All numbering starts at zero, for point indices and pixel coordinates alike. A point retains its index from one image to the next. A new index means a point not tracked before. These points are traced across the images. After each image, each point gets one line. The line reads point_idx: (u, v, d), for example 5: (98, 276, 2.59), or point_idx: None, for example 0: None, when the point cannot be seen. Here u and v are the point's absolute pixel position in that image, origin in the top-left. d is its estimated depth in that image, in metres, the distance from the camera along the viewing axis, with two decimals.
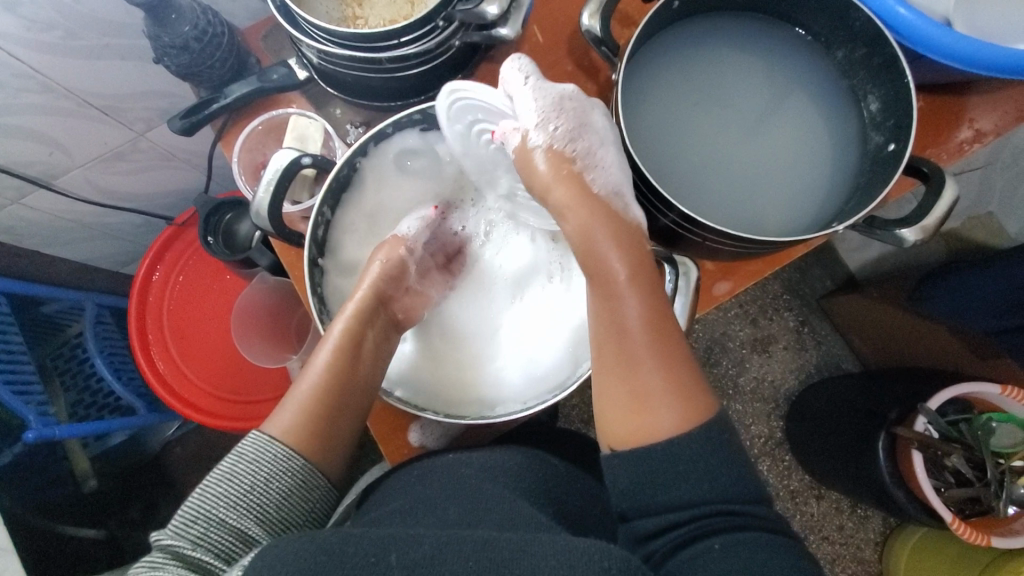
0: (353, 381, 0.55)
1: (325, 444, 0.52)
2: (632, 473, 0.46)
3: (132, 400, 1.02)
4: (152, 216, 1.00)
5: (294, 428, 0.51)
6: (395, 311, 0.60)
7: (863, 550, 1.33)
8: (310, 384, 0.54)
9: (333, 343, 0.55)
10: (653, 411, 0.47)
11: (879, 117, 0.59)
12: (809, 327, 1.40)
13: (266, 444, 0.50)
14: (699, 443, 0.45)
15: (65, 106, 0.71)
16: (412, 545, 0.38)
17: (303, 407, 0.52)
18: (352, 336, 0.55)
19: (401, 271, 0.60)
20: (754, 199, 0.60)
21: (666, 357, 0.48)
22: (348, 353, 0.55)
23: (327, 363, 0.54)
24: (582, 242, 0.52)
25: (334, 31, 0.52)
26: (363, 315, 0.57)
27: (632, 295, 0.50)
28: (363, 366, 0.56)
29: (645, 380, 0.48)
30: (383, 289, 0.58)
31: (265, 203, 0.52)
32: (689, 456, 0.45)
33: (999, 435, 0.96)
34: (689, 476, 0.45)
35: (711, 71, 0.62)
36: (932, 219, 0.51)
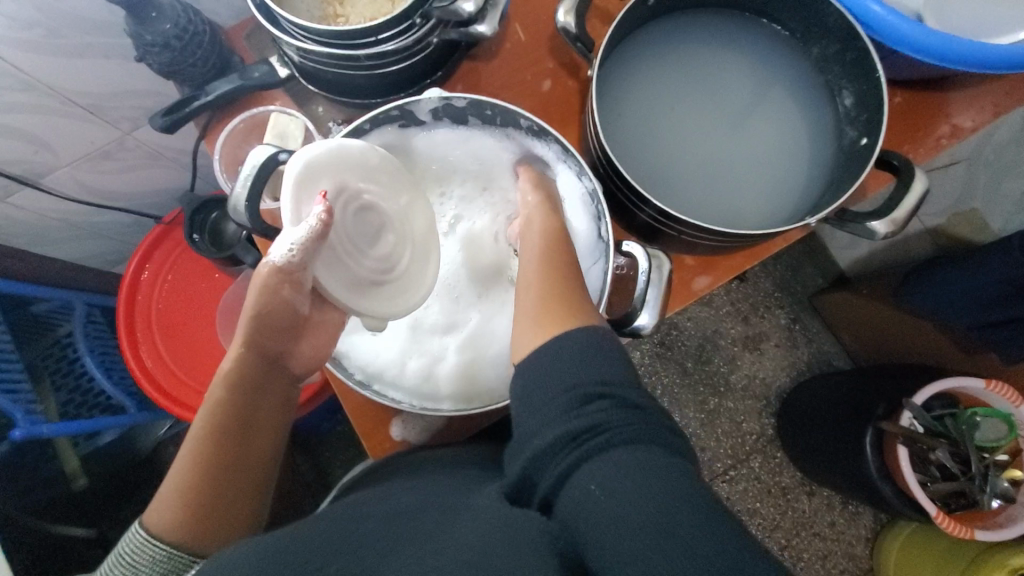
0: (239, 456, 0.52)
1: (212, 529, 0.50)
2: (525, 397, 0.45)
3: (122, 399, 1.02)
4: (141, 216, 1.01)
5: (170, 519, 0.49)
6: (292, 361, 0.56)
7: (854, 547, 1.33)
8: (186, 466, 0.51)
9: (206, 422, 0.51)
10: (520, 340, 0.50)
11: (854, 112, 0.60)
12: (800, 324, 1.40)
13: (145, 541, 0.49)
14: (558, 361, 0.44)
15: (50, 105, 0.71)
16: (373, 541, 0.38)
17: (184, 495, 0.50)
18: (233, 410, 0.52)
19: (292, 316, 0.53)
20: (731, 194, 0.61)
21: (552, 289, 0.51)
22: (228, 429, 0.51)
23: (203, 444, 0.51)
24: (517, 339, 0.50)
25: (311, 28, 0.52)
26: (247, 379, 0.53)
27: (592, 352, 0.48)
28: (251, 436, 0.53)
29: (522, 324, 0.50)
30: (268, 342, 0.54)
31: (244, 199, 0.53)
32: (557, 374, 0.44)
33: (983, 429, 0.97)
34: (557, 390, 0.43)
35: (688, 67, 0.63)
36: (902, 211, 0.52)
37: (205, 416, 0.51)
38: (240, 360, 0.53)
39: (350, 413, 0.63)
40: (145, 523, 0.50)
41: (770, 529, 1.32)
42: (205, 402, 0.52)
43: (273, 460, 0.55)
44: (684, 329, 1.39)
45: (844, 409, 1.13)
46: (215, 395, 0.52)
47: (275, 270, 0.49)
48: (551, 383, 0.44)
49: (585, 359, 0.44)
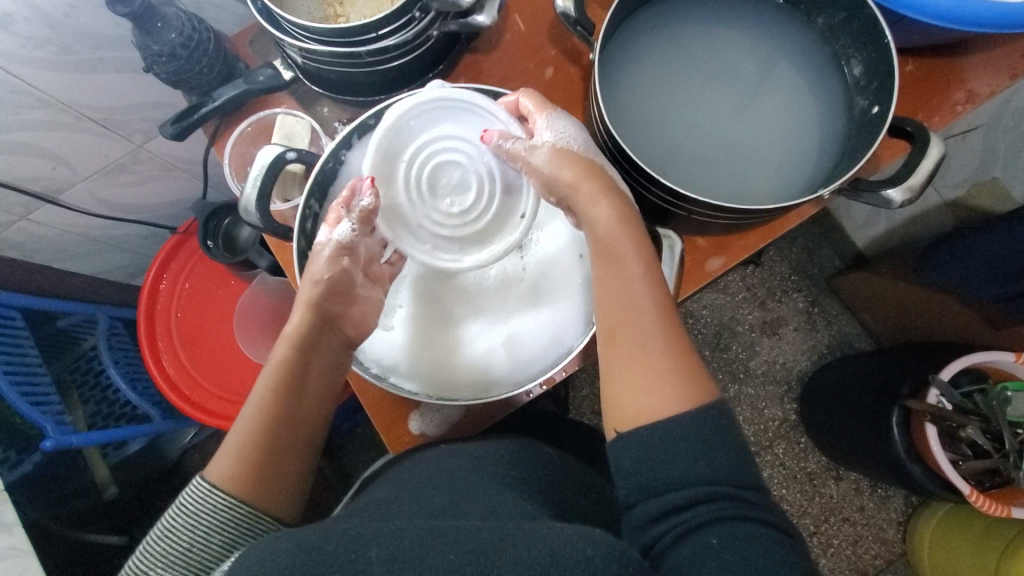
0: (295, 416, 0.54)
1: (263, 485, 0.50)
2: (637, 453, 0.46)
3: (147, 408, 1.04)
4: (156, 227, 1.02)
5: (231, 467, 0.50)
6: (346, 327, 0.58)
7: (885, 531, 1.31)
8: (248, 420, 0.52)
9: (269, 378, 0.54)
10: (638, 392, 0.48)
11: (863, 81, 0.59)
12: (819, 307, 1.38)
13: (207, 492, 0.49)
14: (687, 432, 0.45)
15: (65, 121, 0.73)
16: (392, 539, 0.39)
17: (240, 448, 0.51)
18: (295, 368, 0.54)
19: (348, 286, 0.57)
20: (742, 170, 0.60)
21: (671, 353, 0.49)
22: (291, 383, 0.54)
23: (264, 402, 0.53)
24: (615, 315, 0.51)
25: (313, 27, 0.53)
26: (307, 343, 0.56)
27: (635, 263, 0.50)
28: (306, 400, 0.55)
29: (638, 367, 0.48)
30: (326, 309, 0.56)
31: (254, 198, 0.53)
32: (687, 449, 0.44)
33: (1015, 403, 0.95)
34: (681, 460, 0.44)
35: (691, 45, 0.62)
36: (918, 177, 0.51)
37: (271, 373, 0.54)
38: (302, 324, 0.56)
39: (368, 407, 0.64)
40: (207, 473, 0.50)
41: (798, 515, 1.30)
42: (270, 360, 0.55)
43: (321, 431, 0.57)
44: (701, 317, 1.37)
45: (867, 389, 1.12)
46: (280, 354, 0.55)
47: (339, 246, 0.55)
48: (677, 457, 0.44)
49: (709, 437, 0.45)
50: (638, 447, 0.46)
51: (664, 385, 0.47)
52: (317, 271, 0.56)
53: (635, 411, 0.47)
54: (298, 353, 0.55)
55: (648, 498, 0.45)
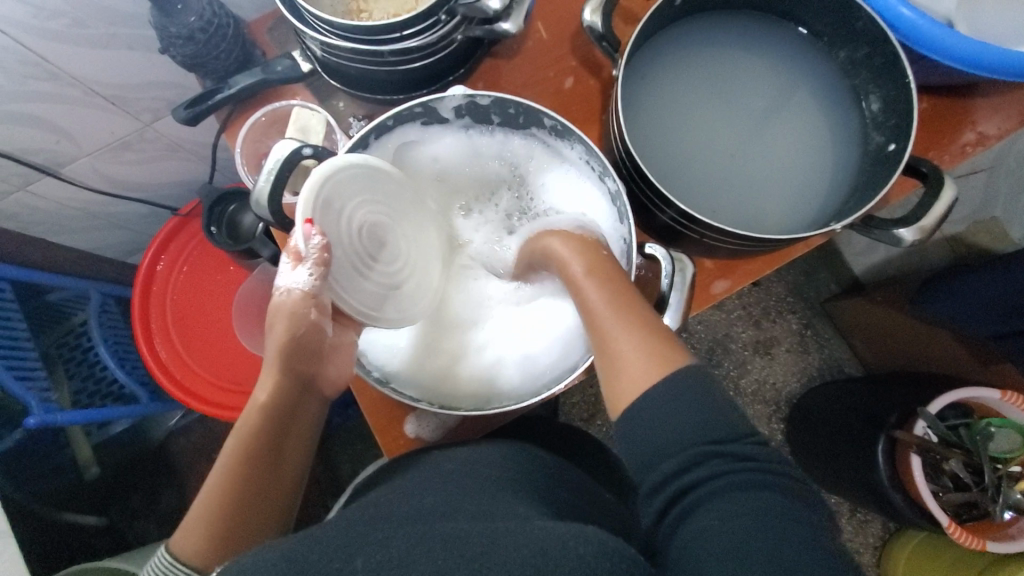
0: (268, 480, 0.50)
1: (235, 551, 0.49)
2: (634, 438, 0.44)
3: (135, 388, 1.03)
4: (158, 206, 1.01)
5: (198, 543, 0.47)
6: (325, 382, 0.54)
7: (862, 555, 1.32)
8: (215, 488, 0.49)
9: (238, 445, 0.49)
10: (631, 355, 0.45)
11: (881, 117, 0.59)
12: (812, 330, 1.39)
13: (170, 565, 0.47)
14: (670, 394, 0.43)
15: (74, 95, 0.71)
16: (378, 549, 0.40)
17: (210, 524, 0.48)
18: (268, 432, 0.50)
19: (316, 341, 0.52)
20: (755, 196, 0.60)
21: (631, 314, 0.46)
22: (265, 449, 0.50)
23: (234, 467, 0.49)
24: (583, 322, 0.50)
25: (338, 23, 0.52)
26: (280, 405, 0.51)
27: (587, 284, 0.49)
28: (285, 462, 0.52)
29: (613, 343, 0.46)
30: (301, 369, 0.52)
31: (266, 192, 0.53)
32: (671, 404, 0.42)
33: (997, 440, 0.98)
34: (670, 434, 0.42)
35: (713, 68, 0.62)
36: (930, 219, 0.51)
37: (235, 445, 0.49)
38: (274, 391, 0.51)
39: (365, 407, 0.64)
40: (172, 549, 0.48)
41: None
42: (235, 429, 0.50)
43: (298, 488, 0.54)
44: (695, 332, 1.38)
45: (854, 415, 1.13)
46: (248, 423, 0.50)
47: (304, 294, 0.48)
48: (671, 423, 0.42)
49: (692, 399, 0.43)
50: (637, 429, 0.44)
51: (644, 356, 0.44)
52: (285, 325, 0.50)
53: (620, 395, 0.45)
54: (270, 422, 0.50)
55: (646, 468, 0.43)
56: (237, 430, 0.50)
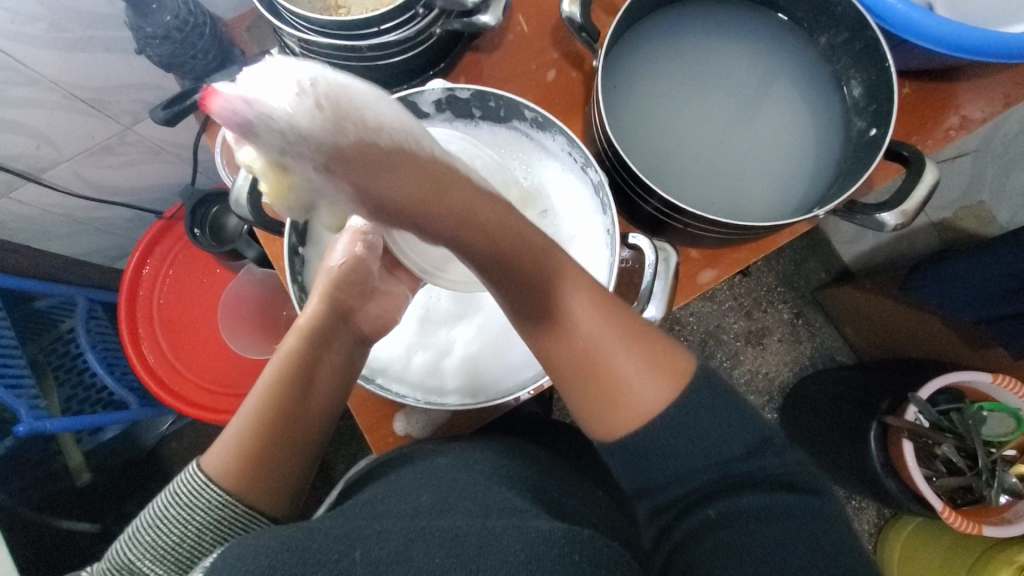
0: (299, 414, 0.51)
1: (255, 481, 0.48)
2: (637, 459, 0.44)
3: (124, 394, 1.02)
4: (142, 211, 1.00)
5: (228, 463, 0.48)
6: (363, 321, 0.55)
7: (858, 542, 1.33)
8: (250, 410, 0.50)
9: (278, 368, 0.50)
10: (634, 383, 0.44)
11: (862, 102, 0.59)
12: (803, 319, 1.40)
13: (202, 485, 0.47)
14: (691, 405, 0.44)
15: (51, 99, 0.71)
16: (378, 541, 0.39)
17: (238, 441, 0.48)
18: (302, 362, 0.51)
19: (362, 275, 0.55)
20: (739, 185, 0.60)
21: (629, 333, 0.45)
22: (298, 377, 0.50)
23: (272, 387, 0.50)
24: (570, 347, 0.46)
25: (313, 19, 0.51)
26: (316, 332, 0.52)
27: (574, 299, 0.45)
28: (314, 396, 0.51)
29: (611, 367, 0.45)
30: (341, 301, 0.54)
31: (245, 190, 0.52)
32: (698, 427, 0.44)
33: (990, 424, 0.97)
34: (689, 454, 0.44)
35: (694, 58, 0.62)
36: (914, 202, 0.51)
37: (278, 367, 0.51)
38: (314, 316, 0.53)
39: (353, 406, 0.64)
40: (202, 466, 0.48)
41: None
42: (279, 352, 0.52)
43: (325, 432, 0.54)
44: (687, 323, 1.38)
45: (849, 402, 1.13)
46: (290, 345, 0.51)
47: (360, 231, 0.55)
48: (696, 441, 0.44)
49: (715, 413, 0.45)
50: (631, 455, 0.45)
51: (649, 373, 0.45)
52: (333, 263, 0.55)
53: (617, 420, 0.45)
54: (307, 346, 0.51)
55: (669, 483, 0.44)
56: (281, 353, 0.52)
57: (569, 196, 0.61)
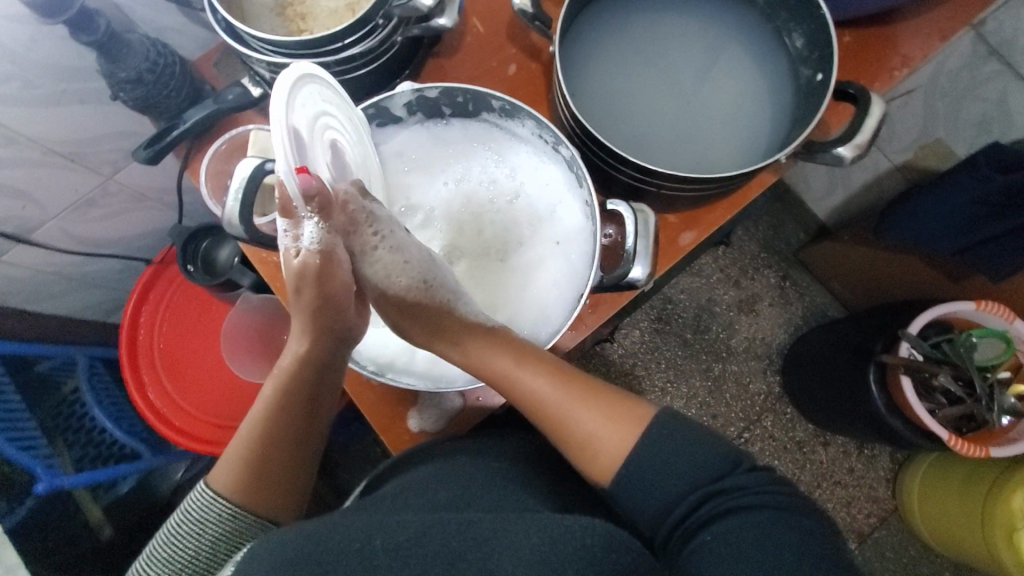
0: (301, 429, 0.58)
1: (261, 493, 0.55)
2: (631, 488, 0.50)
3: (135, 444, 1.03)
4: (132, 260, 1.01)
5: (233, 476, 0.55)
6: (354, 334, 0.58)
7: (876, 490, 1.36)
8: (256, 427, 0.56)
9: (276, 394, 0.56)
10: (603, 431, 0.51)
11: (806, 52, 0.62)
12: (790, 281, 1.43)
13: (212, 499, 0.54)
14: (657, 442, 0.50)
15: (32, 157, 0.72)
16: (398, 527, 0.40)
17: (243, 454, 0.55)
18: (303, 388, 0.57)
19: (342, 296, 0.55)
20: (703, 144, 0.63)
21: (584, 399, 0.52)
22: (299, 403, 0.57)
23: (273, 409, 0.56)
24: (532, 404, 0.53)
25: (280, 41, 0.54)
26: (314, 362, 0.56)
27: (527, 378, 0.53)
28: (314, 413, 0.58)
29: (580, 428, 0.52)
30: (330, 325, 0.56)
31: (237, 211, 0.54)
32: (667, 452, 0.50)
33: (981, 349, 1.01)
34: (674, 479, 0.50)
35: (644, 34, 0.65)
36: (863, 134, 0.55)
37: (277, 390, 0.56)
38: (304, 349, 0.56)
39: (365, 410, 0.66)
40: (210, 482, 0.55)
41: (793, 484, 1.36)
42: (274, 377, 0.57)
43: (320, 442, 0.61)
44: (679, 301, 1.42)
45: (845, 351, 1.16)
46: (283, 374, 0.56)
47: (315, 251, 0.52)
48: (665, 466, 0.50)
49: (683, 443, 0.51)
50: (630, 486, 0.50)
51: (613, 424, 0.51)
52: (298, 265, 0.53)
53: (603, 462, 0.51)
54: (306, 375, 0.57)
55: (662, 506, 0.50)
56: (276, 378, 0.57)
57: (545, 178, 0.63)
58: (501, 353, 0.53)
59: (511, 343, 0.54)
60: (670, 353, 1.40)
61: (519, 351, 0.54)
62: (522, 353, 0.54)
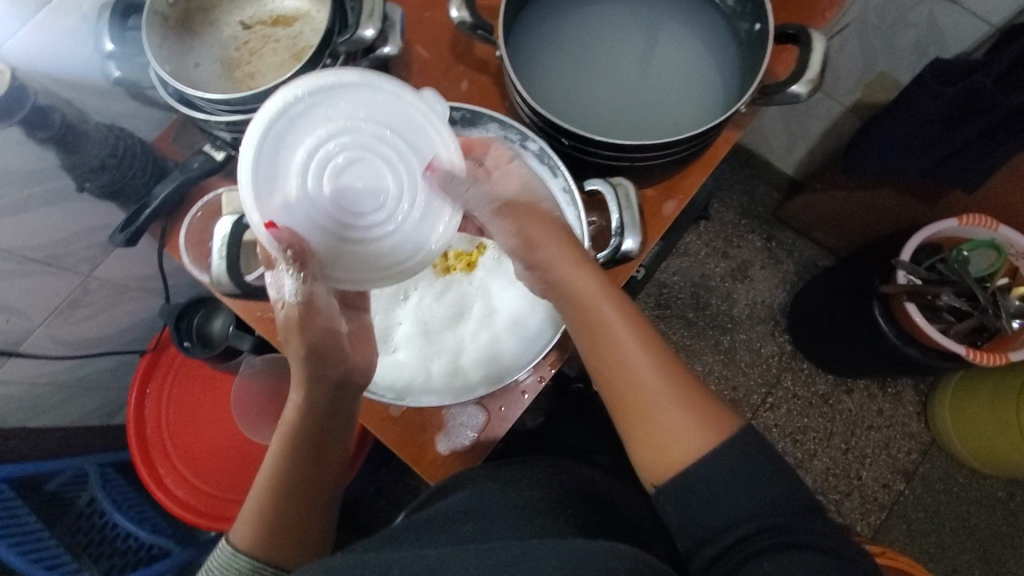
0: (315, 471, 0.55)
1: (285, 544, 0.52)
2: (680, 499, 0.48)
3: (164, 541, 1.02)
4: (125, 355, 1.00)
5: (252, 532, 0.51)
6: (352, 368, 0.56)
7: (910, 426, 1.35)
8: (269, 476, 0.54)
9: (287, 440, 0.54)
10: (678, 429, 0.49)
11: (739, 8, 0.64)
12: (776, 240, 1.45)
13: (232, 556, 0.51)
14: (733, 464, 0.47)
15: (7, 269, 0.72)
16: None
17: (257, 506, 0.53)
18: (310, 429, 0.55)
19: (332, 338, 0.54)
20: (663, 114, 0.64)
21: (679, 391, 0.50)
22: (309, 445, 0.55)
23: (284, 454, 0.54)
24: (609, 356, 0.52)
25: (234, 97, 0.55)
26: (318, 405, 0.55)
27: (624, 334, 0.52)
28: (325, 454, 0.56)
29: (661, 417, 0.50)
30: (321, 371, 0.54)
31: (224, 269, 0.53)
32: (734, 474, 0.47)
33: (974, 261, 1.03)
34: (734, 502, 0.47)
35: (582, 23, 0.67)
36: (813, 68, 0.56)
37: (285, 434, 0.54)
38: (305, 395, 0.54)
39: (391, 443, 0.65)
40: (230, 538, 0.52)
41: (827, 438, 1.35)
42: (281, 423, 0.55)
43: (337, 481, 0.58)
44: (674, 284, 1.42)
45: (845, 294, 1.17)
46: (291, 417, 0.55)
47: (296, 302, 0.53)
48: (737, 492, 0.47)
49: (750, 476, 0.47)
50: (676, 497, 0.48)
51: (692, 420, 0.49)
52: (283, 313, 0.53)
53: (668, 458, 0.49)
54: (310, 420, 0.54)
55: (707, 534, 0.47)
56: (284, 424, 0.55)
57: None
58: (589, 284, 0.53)
59: (600, 289, 0.53)
60: (676, 335, 1.40)
61: (618, 300, 0.53)
62: (609, 296, 0.53)
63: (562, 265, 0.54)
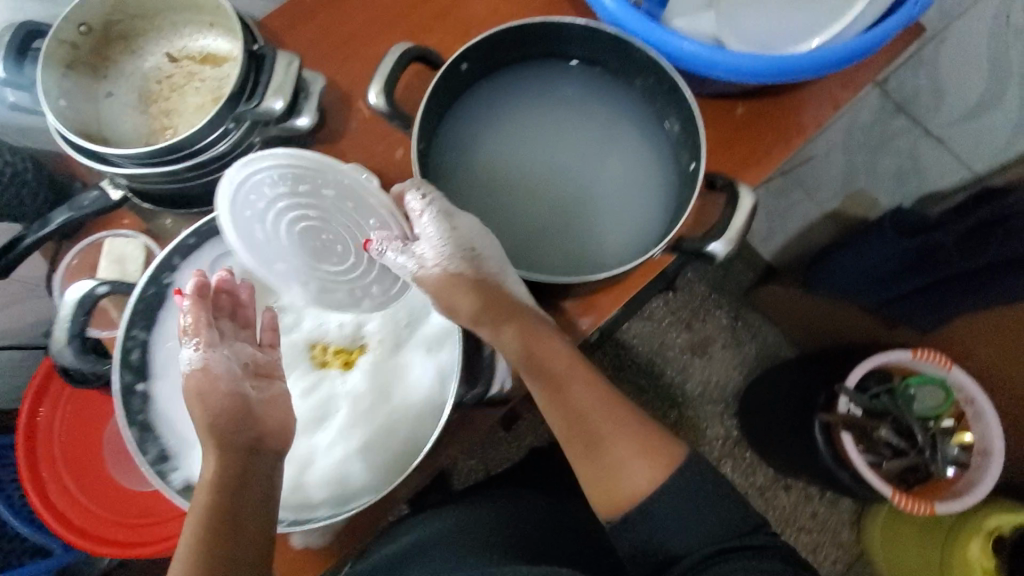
0: (227, 561, 0.45)
1: None
2: (634, 530, 0.56)
3: (45, 540, 0.97)
4: (35, 346, 0.96)
5: None
6: (269, 440, 0.52)
7: (840, 534, 1.32)
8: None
9: (196, 527, 0.46)
10: (631, 467, 0.57)
11: (683, 137, 0.60)
12: (742, 321, 1.40)
13: None
14: (681, 485, 0.56)
15: None
16: None
17: None
18: (224, 505, 0.46)
19: (239, 402, 0.51)
20: (581, 234, 0.61)
21: (625, 429, 0.59)
22: (221, 528, 0.46)
23: (192, 545, 0.45)
24: (568, 411, 0.59)
25: (120, 153, 0.52)
26: (230, 477, 0.48)
27: (576, 383, 0.59)
28: (241, 535, 0.47)
29: (615, 455, 0.58)
30: (236, 435, 0.50)
31: (63, 339, 0.56)
32: (689, 498, 0.56)
33: (920, 398, 0.99)
34: (695, 518, 0.55)
35: (522, 121, 0.64)
36: (734, 229, 0.52)
37: (195, 518, 0.46)
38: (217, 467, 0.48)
39: None
40: None
41: None
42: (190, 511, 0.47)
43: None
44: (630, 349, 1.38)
45: (792, 402, 1.12)
46: (201, 501, 0.47)
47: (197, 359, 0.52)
48: (688, 512, 0.55)
49: (698, 490, 0.57)
50: (632, 526, 0.56)
51: (642, 456, 0.58)
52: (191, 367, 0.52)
53: (625, 493, 0.57)
54: (223, 494, 0.47)
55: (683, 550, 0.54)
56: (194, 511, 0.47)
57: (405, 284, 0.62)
58: (552, 339, 0.58)
59: (556, 349, 0.58)
60: None
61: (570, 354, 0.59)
62: (564, 353, 0.58)
63: (509, 330, 0.57)
